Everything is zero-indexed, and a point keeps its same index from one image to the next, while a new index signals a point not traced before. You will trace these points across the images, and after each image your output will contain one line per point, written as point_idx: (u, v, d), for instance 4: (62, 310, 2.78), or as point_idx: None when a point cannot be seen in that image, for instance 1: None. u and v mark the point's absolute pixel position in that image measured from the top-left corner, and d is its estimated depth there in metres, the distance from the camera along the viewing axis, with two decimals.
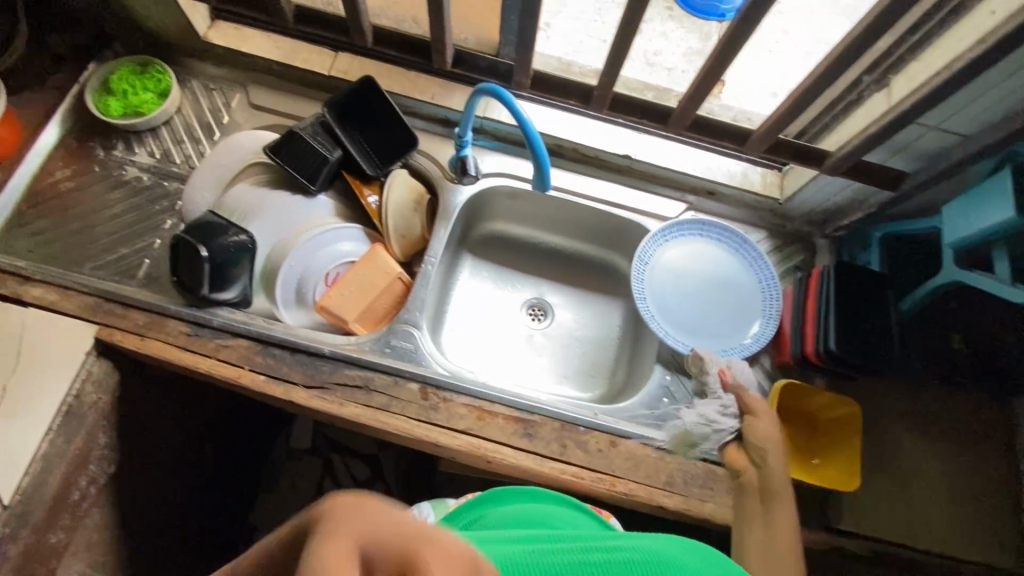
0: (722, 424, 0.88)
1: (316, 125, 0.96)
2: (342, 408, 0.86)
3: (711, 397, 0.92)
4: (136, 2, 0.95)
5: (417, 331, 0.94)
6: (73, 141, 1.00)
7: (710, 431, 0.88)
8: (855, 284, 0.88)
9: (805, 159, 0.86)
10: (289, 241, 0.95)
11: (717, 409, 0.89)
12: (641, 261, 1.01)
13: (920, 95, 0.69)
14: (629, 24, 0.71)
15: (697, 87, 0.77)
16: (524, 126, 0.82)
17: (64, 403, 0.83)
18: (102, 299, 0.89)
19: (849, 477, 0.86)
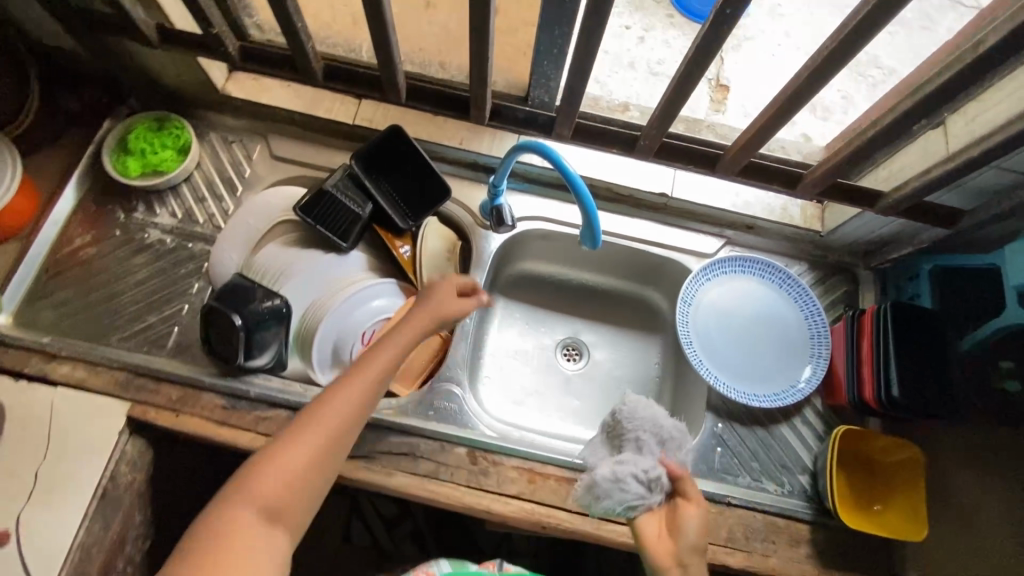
0: (631, 486, 0.69)
1: (347, 180, 0.92)
2: (390, 478, 0.82)
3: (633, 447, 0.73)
4: (154, 60, 0.91)
5: (460, 390, 0.91)
6: (91, 205, 0.96)
7: (615, 489, 0.69)
8: (914, 325, 0.85)
9: (857, 201, 0.83)
10: (324, 302, 0.91)
11: (636, 465, 0.71)
12: (684, 303, 0.98)
13: (992, 142, 0.67)
14: (686, 78, 0.68)
15: (753, 138, 0.74)
16: (572, 181, 0.79)
17: (99, 488, 0.79)
18: (133, 374, 0.86)
19: (914, 523, 0.83)
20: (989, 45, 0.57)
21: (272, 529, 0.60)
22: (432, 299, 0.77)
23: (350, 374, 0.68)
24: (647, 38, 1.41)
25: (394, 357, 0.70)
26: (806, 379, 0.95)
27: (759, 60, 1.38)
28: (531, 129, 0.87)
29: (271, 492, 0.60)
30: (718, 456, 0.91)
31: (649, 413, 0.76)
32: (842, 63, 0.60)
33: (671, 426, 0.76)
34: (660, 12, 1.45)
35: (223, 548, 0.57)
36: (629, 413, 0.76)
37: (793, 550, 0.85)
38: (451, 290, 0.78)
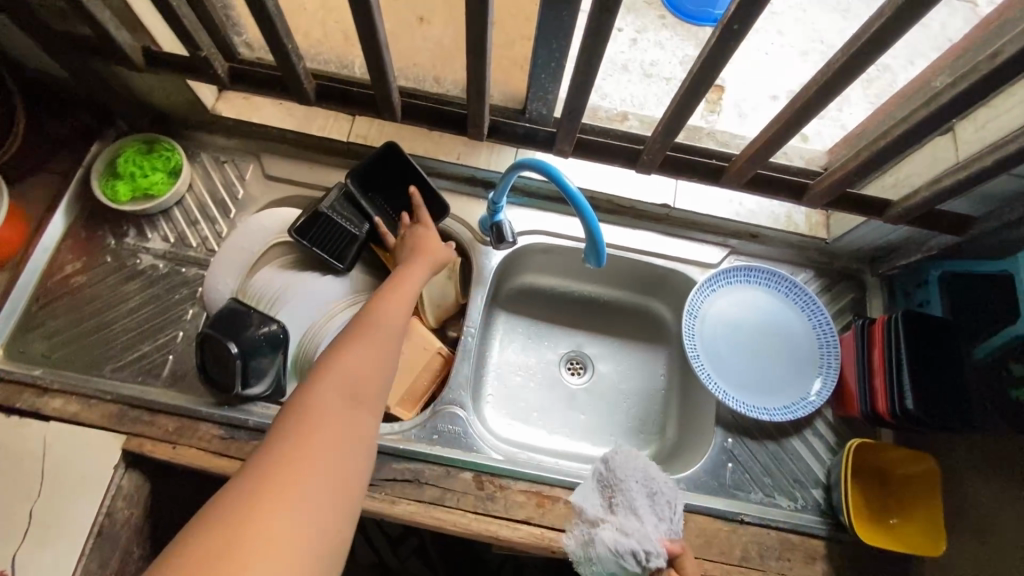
0: (630, 560, 0.71)
1: (342, 200, 0.90)
2: (394, 507, 0.80)
3: (632, 518, 0.73)
4: (141, 81, 0.89)
5: (463, 411, 0.89)
6: (81, 231, 0.94)
7: (614, 559, 0.71)
8: (925, 335, 0.83)
9: (865, 210, 0.81)
10: (323, 326, 0.89)
11: (639, 540, 0.71)
12: (689, 316, 0.97)
13: (1005, 151, 0.65)
14: (690, 91, 0.66)
15: (758, 151, 0.73)
16: (574, 200, 0.77)
17: (95, 526, 0.77)
18: (128, 406, 0.83)
19: (933, 536, 0.80)
20: (1005, 56, 0.55)
21: (353, 407, 0.60)
22: (422, 235, 0.88)
23: (385, 295, 0.75)
24: (640, 40, 1.39)
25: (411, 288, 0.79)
26: (817, 391, 0.93)
27: (753, 60, 1.37)
28: (530, 145, 0.85)
29: (350, 371, 0.62)
30: (729, 471, 0.89)
31: (641, 468, 0.77)
32: (853, 76, 0.58)
33: (663, 482, 0.78)
34: (652, 13, 1.43)
35: (314, 420, 0.56)
36: (626, 471, 0.77)
37: (810, 567, 0.83)
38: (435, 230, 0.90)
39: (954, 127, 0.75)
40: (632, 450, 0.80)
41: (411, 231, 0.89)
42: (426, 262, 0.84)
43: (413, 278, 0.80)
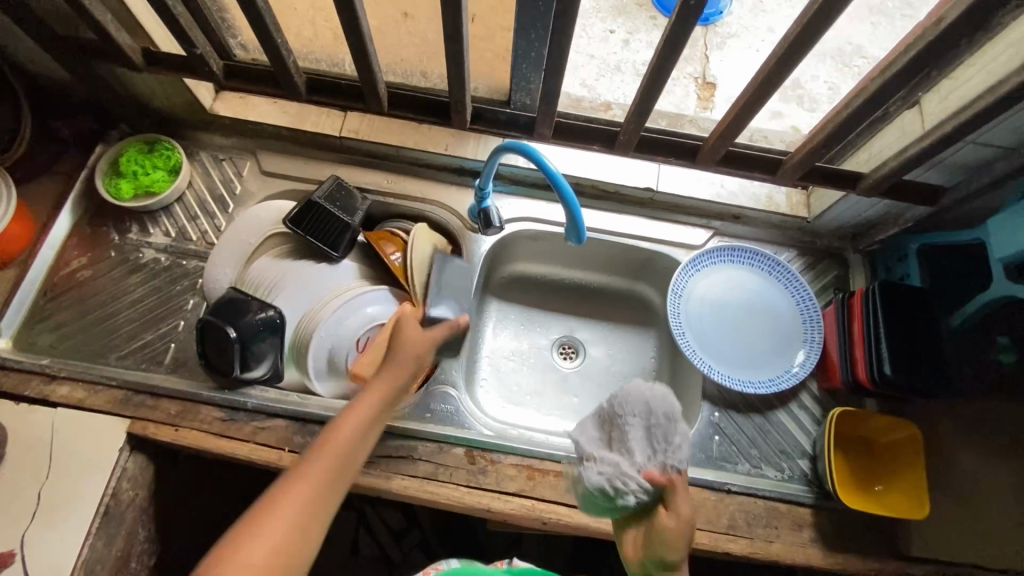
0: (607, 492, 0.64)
1: (333, 192, 0.94)
2: (389, 482, 0.83)
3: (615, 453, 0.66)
4: (141, 83, 0.93)
5: (455, 390, 0.92)
6: (86, 228, 0.98)
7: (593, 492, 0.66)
8: (902, 304, 0.86)
9: (838, 183, 0.84)
10: (317, 313, 0.91)
11: (613, 476, 0.64)
12: (675, 295, 0.99)
13: (963, 117, 0.67)
14: (659, 70, 0.69)
15: (727, 127, 0.75)
16: (553, 180, 0.79)
17: (100, 505, 0.80)
18: (132, 392, 0.87)
19: (919, 494, 0.82)
20: (950, 22, 0.58)
21: None
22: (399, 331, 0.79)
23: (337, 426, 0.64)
24: (632, 41, 1.44)
25: (371, 411, 0.67)
26: (800, 363, 0.95)
27: (743, 56, 1.40)
28: (512, 131, 0.88)
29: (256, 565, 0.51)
30: (716, 444, 0.91)
31: (639, 399, 0.67)
32: (808, 46, 0.61)
33: (675, 413, 0.66)
34: (644, 14, 1.47)
35: None
36: (625, 408, 0.67)
37: (796, 534, 0.85)
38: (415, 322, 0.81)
39: (920, 99, 0.77)
40: (642, 380, 0.70)
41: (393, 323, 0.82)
42: (398, 367, 0.73)
43: (375, 392, 0.69)
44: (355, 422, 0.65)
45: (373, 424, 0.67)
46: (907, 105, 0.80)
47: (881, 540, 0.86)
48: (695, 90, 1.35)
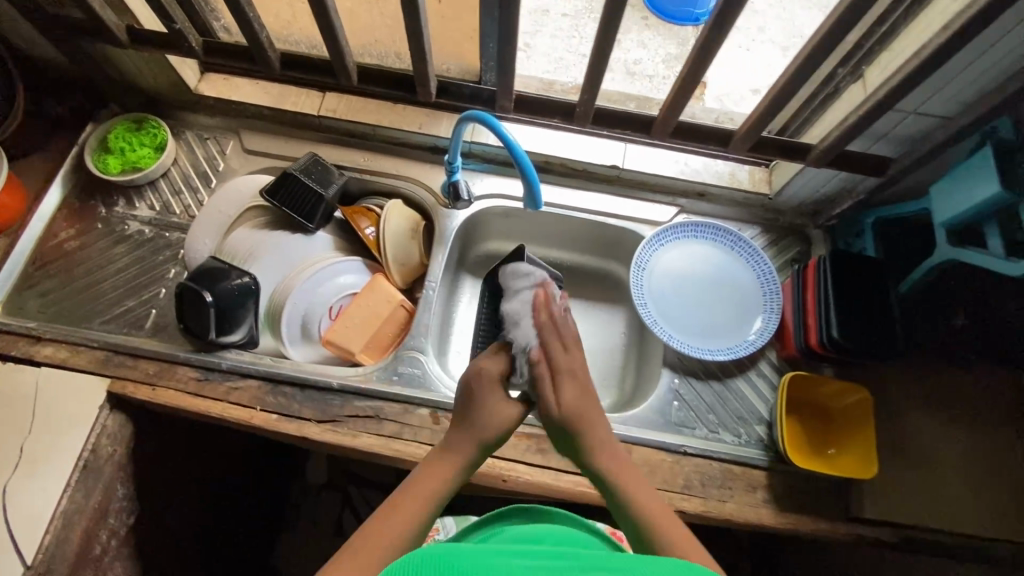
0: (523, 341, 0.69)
1: (310, 165, 0.97)
2: (355, 439, 0.86)
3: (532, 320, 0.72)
4: (128, 62, 0.98)
5: (423, 356, 0.95)
6: (75, 202, 1.03)
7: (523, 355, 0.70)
8: (851, 271, 0.89)
9: (788, 155, 0.87)
10: (291, 280, 0.96)
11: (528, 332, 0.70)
12: (638, 268, 1.02)
13: (895, 82, 0.71)
14: (604, 42, 0.73)
15: (675, 97, 0.79)
16: (511, 149, 0.81)
17: (79, 459, 0.84)
18: (113, 352, 0.92)
19: (868, 455, 0.85)
20: None
21: None
22: (473, 405, 0.66)
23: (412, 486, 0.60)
24: (624, 41, 1.47)
25: (433, 499, 0.60)
26: (759, 333, 0.98)
27: (735, 57, 1.43)
28: (477, 104, 0.92)
29: None
30: (675, 409, 0.95)
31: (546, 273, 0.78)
32: (737, 12, 0.64)
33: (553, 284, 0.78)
34: (636, 14, 1.52)
35: None
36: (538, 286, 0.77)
37: (749, 495, 0.88)
38: (496, 391, 0.67)
39: (865, 71, 0.80)
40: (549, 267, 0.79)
41: (466, 386, 0.68)
42: (462, 447, 0.64)
43: (432, 481, 0.61)
44: (418, 501, 0.59)
45: (432, 511, 0.59)
46: (854, 78, 0.83)
47: (833, 503, 0.88)
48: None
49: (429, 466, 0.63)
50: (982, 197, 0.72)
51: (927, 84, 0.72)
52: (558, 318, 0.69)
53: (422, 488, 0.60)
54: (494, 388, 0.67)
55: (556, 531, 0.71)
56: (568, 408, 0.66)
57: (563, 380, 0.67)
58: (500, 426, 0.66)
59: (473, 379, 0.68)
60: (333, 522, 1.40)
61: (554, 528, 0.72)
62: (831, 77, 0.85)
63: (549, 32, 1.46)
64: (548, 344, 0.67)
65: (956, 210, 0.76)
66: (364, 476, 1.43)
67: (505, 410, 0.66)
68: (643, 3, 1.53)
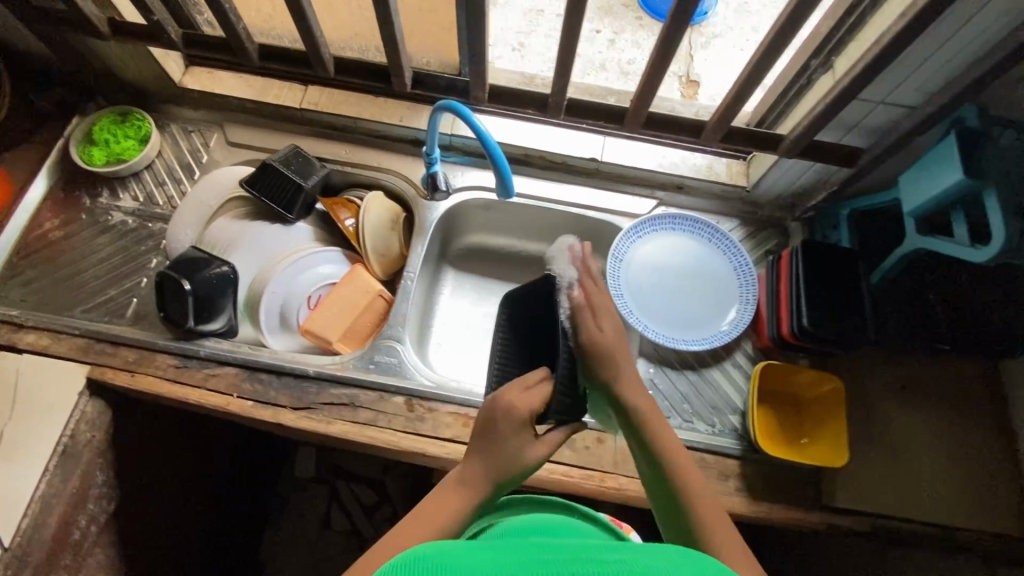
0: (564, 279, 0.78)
1: (288, 156, 0.99)
2: (330, 426, 0.87)
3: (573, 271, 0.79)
4: (111, 55, 0.99)
5: (400, 345, 0.96)
6: (60, 192, 1.04)
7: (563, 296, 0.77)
8: (823, 260, 0.89)
9: (760, 145, 0.88)
10: (270, 270, 0.97)
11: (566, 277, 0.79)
12: (615, 259, 1.03)
13: (858, 71, 0.71)
14: (570, 32, 0.73)
15: (645, 87, 0.80)
16: (483, 139, 0.82)
17: (59, 445, 0.86)
18: (94, 340, 0.93)
19: (838, 443, 0.86)
20: None
21: None
22: (497, 441, 0.63)
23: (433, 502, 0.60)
24: (618, 41, 1.49)
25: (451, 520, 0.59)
26: (734, 324, 0.98)
27: (727, 55, 1.45)
28: (453, 96, 0.93)
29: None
30: (650, 398, 0.95)
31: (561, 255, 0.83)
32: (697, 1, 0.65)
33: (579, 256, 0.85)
34: (629, 14, 1.52)
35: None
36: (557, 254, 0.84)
37: (721, 483, 0.88)
38: (520, 430, 0.64)
39: (834, 62, 0.81)
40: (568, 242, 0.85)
41: (489, 417, 0.64)
42: (478, 480, 0.62)
43: (446, 509, 0.60)
44: (436, 520, 0.58)
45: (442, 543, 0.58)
46: (824, 70, 0.83)
47: (806, 492, 0.89)
48: (678, 88, 1.40)
49: (451, 484, 0.62)
50: (947, 183, 0.73)
51: (893, 73, 0.73)
52: (596, 272, 0.80)
53: (429, 516, 0.59)
54: (522, 421, 0.64)
55: (554, 519, 0.72)
56: (605, 340, 0.72)
57: (603, 319, 0.74)
58: (520, 466, 0.63)
59: (501, 411, 0.64)
60: (320, 515, 1.40)
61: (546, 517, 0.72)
62: (804, 68, 0.85)
63: (543, 32, 1.46)
64: (588, 287, 0.77)
65: (922, 197, 0.77)
66: (351, 469, 1.43)
67: (527, 450, 0.64)
68: (636, 3, 1.53)
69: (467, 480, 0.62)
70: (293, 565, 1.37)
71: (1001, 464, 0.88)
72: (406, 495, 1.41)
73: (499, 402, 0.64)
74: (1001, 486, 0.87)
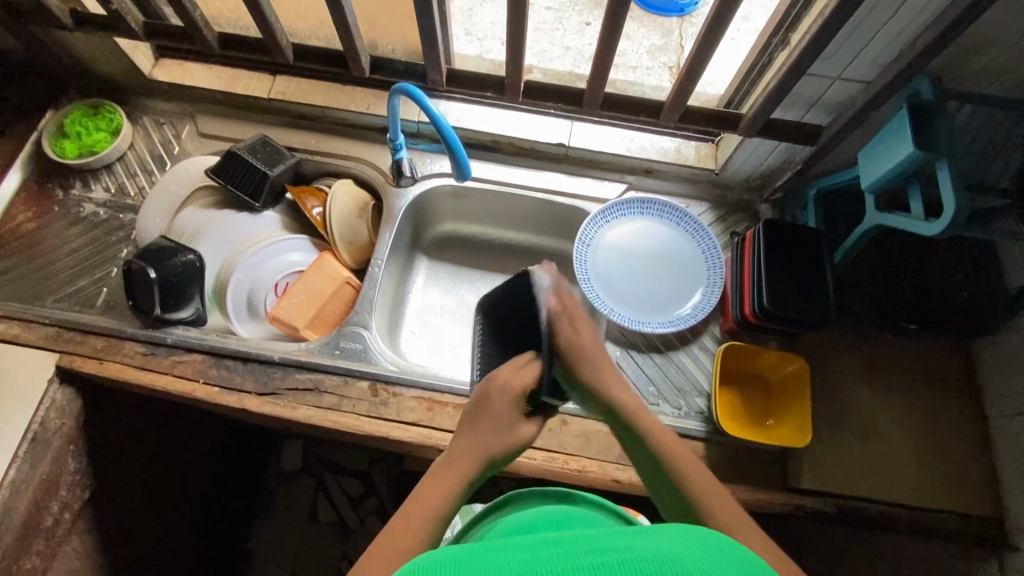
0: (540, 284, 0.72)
1: (252, 146, 1.00)
2: (294, 411, 0.88)
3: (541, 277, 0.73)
4: (81, 48, 1.01)
5: (367, 331, 0.97)
6: (34, 185, 1.05)
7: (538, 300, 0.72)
8: (785, 240, 0.89)
9: (720, 125, 0.88)
10: (237, 257, 0.98)
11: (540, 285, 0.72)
12: (583, 243, 1.02)
13: (806, 45, 0.71)
14: (517, 13, 0.73)
15: (598, 68, 0.80)
16: (437, 123, 0.83)
17: (29, 432, 0.86)
18: (63, 329, 0.94)
19: (802, 423, 0.86)
20: None
21: None
22: (491, 414, 0.65)
23: (430, 486, 0.60)
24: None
25: (449, 496, 0.60)
26: (700, 306, 0.98)
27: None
28: (412, 81, 0.94)
29: None
30: None
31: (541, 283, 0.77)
32: None
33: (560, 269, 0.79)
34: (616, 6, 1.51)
35: None
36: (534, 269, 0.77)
37: None
38: (513, 405, 0.66)
39: (790, 39, 0.80)
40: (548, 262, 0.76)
41: (487, 393, 0.67)
42: (472, 454, 0.63)
43: (449, 480, 0.61)
44: (434, 496, 0.59)
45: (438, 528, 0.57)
46: (784, 47, 0.83)
47: (771, 473, 0.88)
48: (668, 79, 1.38)
49: (449, 460, 0.63)
50: (900, 157, 0.72)
51: (846, 47, 0.73)
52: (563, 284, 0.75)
53: (421, 504, 0.58)
54: (516, 399, 0.66)
55: (557, 510, 0.71)
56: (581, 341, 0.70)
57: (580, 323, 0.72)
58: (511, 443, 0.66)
59: (497, 392, 0.66)
60: (305, 507, 1.40)
61: (543, 510, 0.71)
62: (765, 46, 0.85)
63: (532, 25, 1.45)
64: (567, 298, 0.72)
65: (877, 172, 0.76)
66: (336, 460, 1.44)
67: (515, 429, 0.66)
68: None
69: (463, 451, 0.63)
70: (277, 556, 1.37)
71: (970, 445, 0.87)
72: (391, 486, 1.41)
73: (496, 380, 0.67)
74: (970, 466, 0.86)
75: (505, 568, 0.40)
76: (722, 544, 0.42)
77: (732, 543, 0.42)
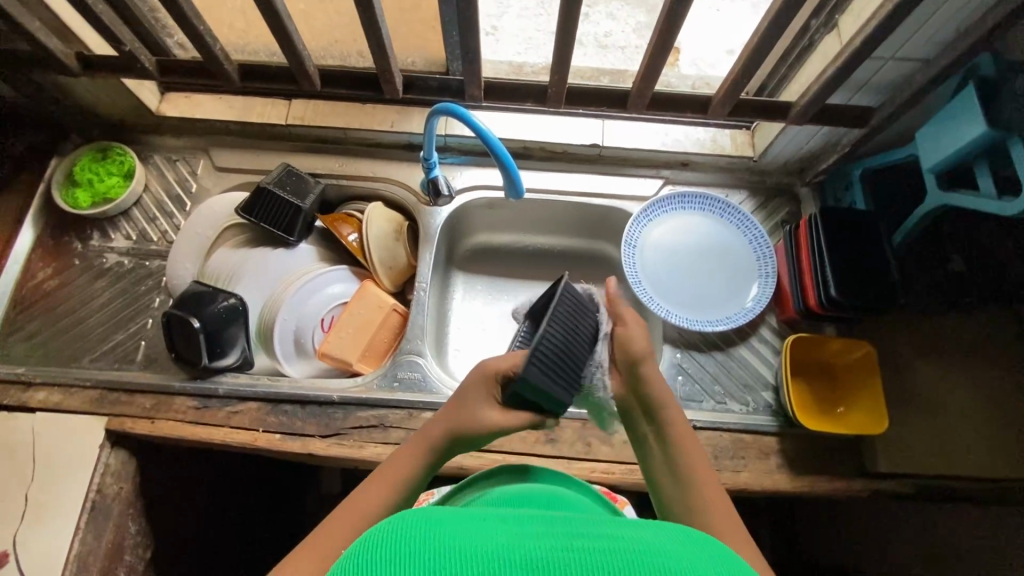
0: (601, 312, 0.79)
1: (281, 177, 0.96)
2: (363, 450, 0.86)
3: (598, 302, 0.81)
4: (84, 92, 0.95)
5: (422, 358, 0.94)
6: (49, 240, 1.00)
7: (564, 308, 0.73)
8: (843, 225, 0.88)
9: (768, 116, 0.86)
10: (278, 295, 0.94)
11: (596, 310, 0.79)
12: (629, 246, 1.00)
13: (868, 31, 0.69)
14: (568, 19, 0.69)
15: (648, 68, 0.77)
16: (485, 139, 0.79)
17: (87, 501, 0.83)
18: (106, 390, 0.90)
19: (877, 410, 0.86)
20: None
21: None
22: (464, 396, 0.67)
23: (399, 458, 0.64)
24: (590, 13, 1.29)
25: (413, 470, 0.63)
26: (755, 299, 0.97)
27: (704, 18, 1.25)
28: (446, 96, 0.91)
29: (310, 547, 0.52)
30: (680, 383, 0.94)
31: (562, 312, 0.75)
32: None
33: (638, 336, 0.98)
34: None
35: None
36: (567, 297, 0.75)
37: (763, 463, 0.88)
38: (486, 390, 0.67)
39: (838, 23, 0.78)
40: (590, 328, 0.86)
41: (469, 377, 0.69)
42: (438, 433, 0.66)
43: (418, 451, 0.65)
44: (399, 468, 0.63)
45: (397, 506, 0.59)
46: (828, 29, 0.80)
47: (846, 460, 0.88)
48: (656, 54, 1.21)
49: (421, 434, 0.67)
50: (971, 135, 0.70)
51: (901, 28, 0.71)
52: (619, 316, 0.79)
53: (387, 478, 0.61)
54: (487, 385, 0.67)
55: (533, 488, 0.61)
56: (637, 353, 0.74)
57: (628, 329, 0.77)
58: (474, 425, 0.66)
59: (478, 373, 0.68)
60: None
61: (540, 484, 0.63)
62: (806, 29, 0.83)
63: (515, 12, 1.28)
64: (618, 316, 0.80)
65: (944, 152, 0.75)
66: None
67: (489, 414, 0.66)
68: None
69: (431, 429, 0.66)
70: None
71: None
72: None
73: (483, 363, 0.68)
74: None
75: (499, 540, 0.36)
76: (730, 560, 0.38)
77: (739, 560, 0.38)
